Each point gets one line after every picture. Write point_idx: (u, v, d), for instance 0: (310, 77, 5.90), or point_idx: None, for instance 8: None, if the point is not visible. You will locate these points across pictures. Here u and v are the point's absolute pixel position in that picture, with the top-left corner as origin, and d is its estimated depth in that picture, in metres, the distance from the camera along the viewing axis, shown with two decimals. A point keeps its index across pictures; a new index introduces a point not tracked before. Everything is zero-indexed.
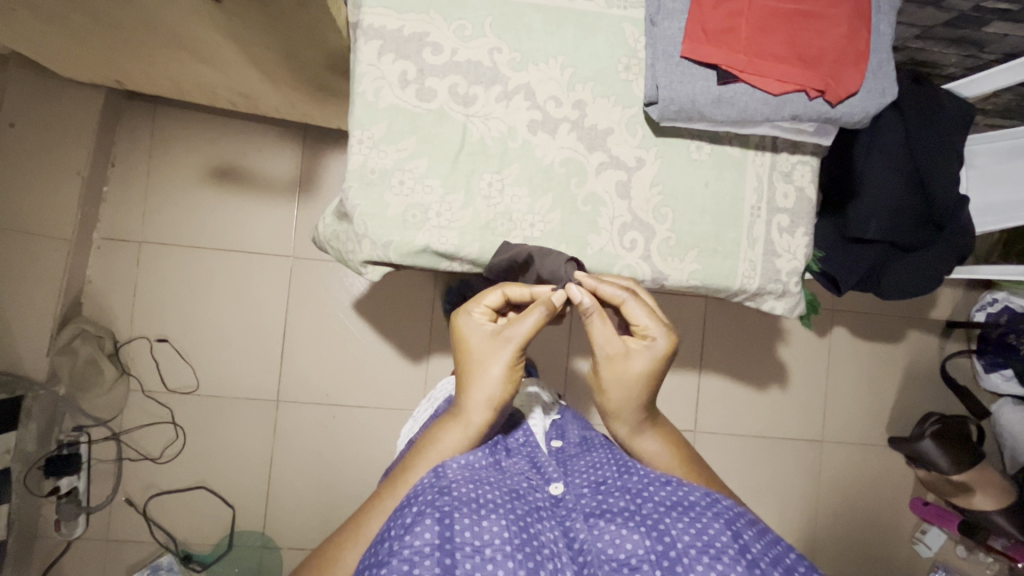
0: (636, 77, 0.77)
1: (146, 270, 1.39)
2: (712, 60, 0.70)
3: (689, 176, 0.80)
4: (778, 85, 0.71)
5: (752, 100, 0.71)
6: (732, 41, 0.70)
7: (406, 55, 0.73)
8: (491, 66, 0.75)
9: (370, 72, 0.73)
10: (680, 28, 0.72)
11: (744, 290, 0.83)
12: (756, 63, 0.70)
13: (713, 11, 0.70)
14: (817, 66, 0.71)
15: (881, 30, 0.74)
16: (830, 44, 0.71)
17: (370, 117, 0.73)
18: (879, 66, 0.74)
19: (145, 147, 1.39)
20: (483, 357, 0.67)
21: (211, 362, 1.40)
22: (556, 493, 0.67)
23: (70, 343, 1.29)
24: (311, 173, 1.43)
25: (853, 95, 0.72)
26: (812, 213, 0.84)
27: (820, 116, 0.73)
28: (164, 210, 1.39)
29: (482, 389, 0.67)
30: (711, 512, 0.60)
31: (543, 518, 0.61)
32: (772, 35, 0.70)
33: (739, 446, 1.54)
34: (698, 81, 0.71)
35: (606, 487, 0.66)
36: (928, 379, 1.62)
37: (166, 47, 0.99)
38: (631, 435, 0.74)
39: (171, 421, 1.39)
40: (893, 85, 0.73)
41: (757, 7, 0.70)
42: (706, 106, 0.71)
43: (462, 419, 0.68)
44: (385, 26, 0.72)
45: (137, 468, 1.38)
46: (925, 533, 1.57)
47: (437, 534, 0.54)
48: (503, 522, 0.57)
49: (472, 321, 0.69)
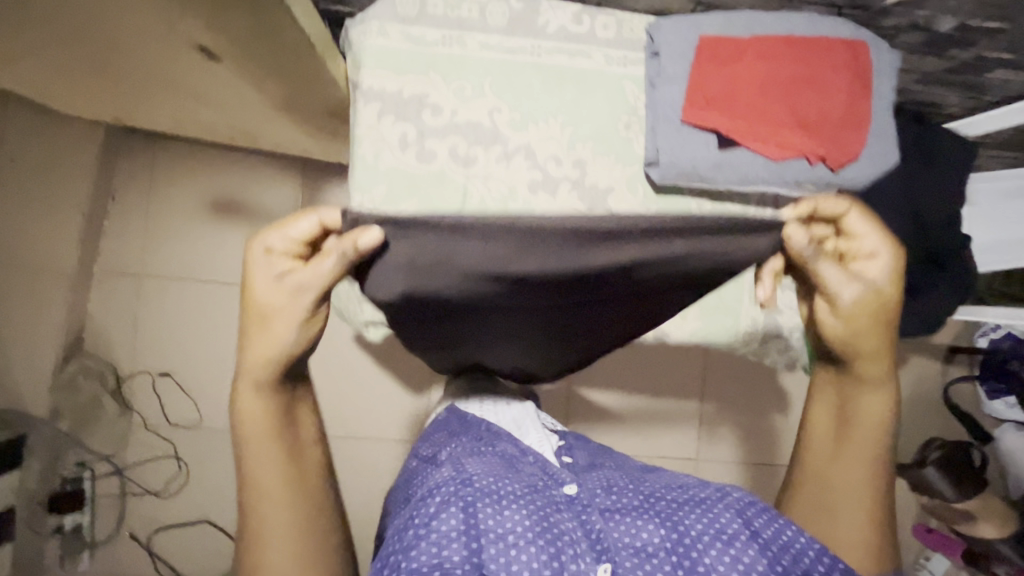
0: (636, 137, 0.79)
1: (145, 304, 1.39)
2: (713, 126, 0.74)
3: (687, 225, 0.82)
4: (778, 151, 0.76)
5: (754, 165, 0.76)
6: (733, 107, 0.74)
7: (405, 117, 0.74)
8: (492, 127, 0.76)
9: (370, 135, 0.73)
10: (683, 90, 0.75)
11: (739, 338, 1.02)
12: (756, 130, 0.75)
13: (715, 78, 0.74)
14: (816, 135, 0.76)
15: (883, 91, 0.78)
16: (829, 112, 0.76)
17: (370, 180, 0.73)
18: (878, 131, 0.79)
19: (146, 181, 1.39)
20: (286, 322, 0.61)
21: (212, 395, 1.40)
22: (571, 492, 0.61)
23: (73, 378, 1.33)
24: (311, 206, 1.42)
25: (853, 161, 0.78)
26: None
27: (821, 180, 0.78)
28: (162, 243, 1.39)
29: (266, 342, 0.61)
30: (720, 503, 0.59)
31: (562, 510, 0.58)
32: (772, 103, 0.75)
33: (745, 475, 1.53)
34: (700, 146, 0.75)
35: (618, 488, 0.62)
36: (930, 405, 1.62)
37: (167, 93, 0.98)
38: (870, 378, 0.66)
39: (174, 455, 1.39)
40: (892, 150, 0.79)
41: (758, 75, 0.74)
42: (707, 170, 0.76)
43: (265, 374, 0.62)
44: (384, 88, 0.73)
45: (141, 503, 1.37)
46: (928, 560, 1.57)
47: (462, 519, 0.53)
48: (525, 511, 0.55)
49: (262, 258, 0.61)
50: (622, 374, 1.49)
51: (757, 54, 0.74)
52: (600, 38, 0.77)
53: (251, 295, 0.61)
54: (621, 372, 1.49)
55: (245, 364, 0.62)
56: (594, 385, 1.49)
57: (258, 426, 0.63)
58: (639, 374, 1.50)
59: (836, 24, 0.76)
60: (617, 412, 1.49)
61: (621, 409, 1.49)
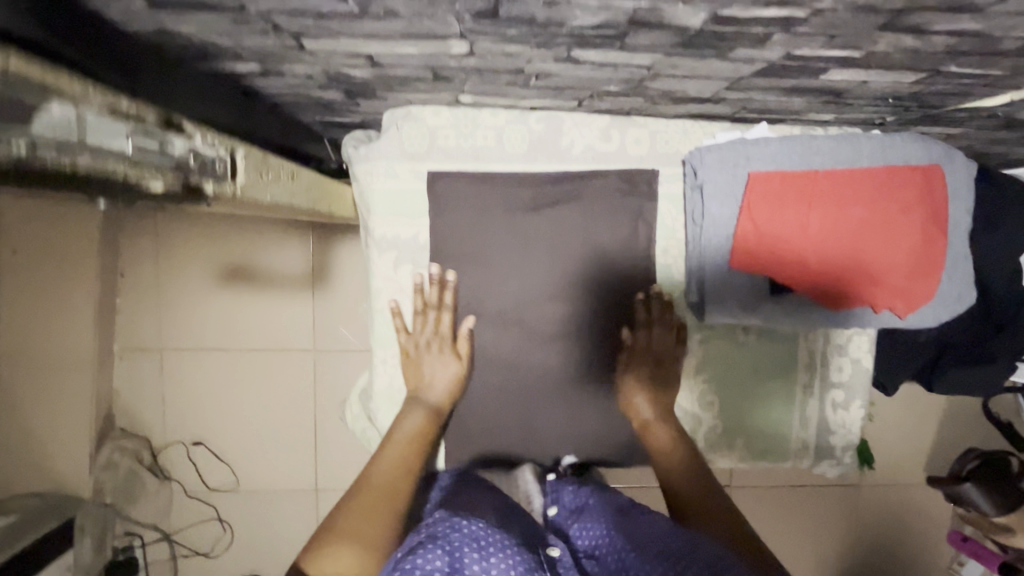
0: (674, 259, 0.88)
1: (170, 378, 1.38)
2: (760, 273, 0.73)
3: (735, 361, 0.87)
4: (839, 299, 0.74)
5: (809, 311, 0.75)
6: (786, 255, 0.73)
7: (420, 265, 0.86)
8: (501, 255, 0.85)
9: (388, 285, 0.86)
10: (729, 238, 0.73)
11: (797, 464, 0.90)
12: (812, 276, 0.73)
13: (767, 223, 0.72)
14: (882, 281, 0.73)
15: (958, 219, 0.74)
16: (898, 256, 0.72)
17: (391, 336, 0.88)
18: (954, 269, 0.74)
19: (154, 263, 1.36)
20: (444, 367, 0.84)
21: (245, 459, 1.41)
22: (554, 555, 0.68)
23: (110, 458, 1.35)
24: (323, 266, 1.38)
25: (926, 303, 0.75)
26: (867, 386, 0.89)
27: (886, 324, 0.76)
28: (180, 316, 1.37)
29: (436, 383, 0.83)
30: (693, 555, 0.62)
31: (544, 567, 0.64)
32: (837, 250, 0.72)
33: (773, 497, 1.54)
34: (745, 290, 0.75)
35: (602, 554, 0.69)
36: (969, 416, 1.57)
37: None
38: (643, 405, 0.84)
39: (217, 517, 1.41)
40: (971, 290, 0.75)
41: (816, 217, 0.72)
42: (759, 315, 0.76)
43: (427, 415, 0.81)
44: (398, 235, 0.85)
45: (191, 564, 1.41)
46: (963, 567, 1.56)
47: (447, 562, 0.61)
48: (510, 559, 0.63)
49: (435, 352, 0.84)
50: None
51: (819, 193, 0.72)
52: (631, 154, 0.85)
53: (424, 360, 0.84)
54: None
55: (397, 431, 0.79)
56: None
57: (390, 455, 0.76)
58: None
59: (919, 139, 0.72)
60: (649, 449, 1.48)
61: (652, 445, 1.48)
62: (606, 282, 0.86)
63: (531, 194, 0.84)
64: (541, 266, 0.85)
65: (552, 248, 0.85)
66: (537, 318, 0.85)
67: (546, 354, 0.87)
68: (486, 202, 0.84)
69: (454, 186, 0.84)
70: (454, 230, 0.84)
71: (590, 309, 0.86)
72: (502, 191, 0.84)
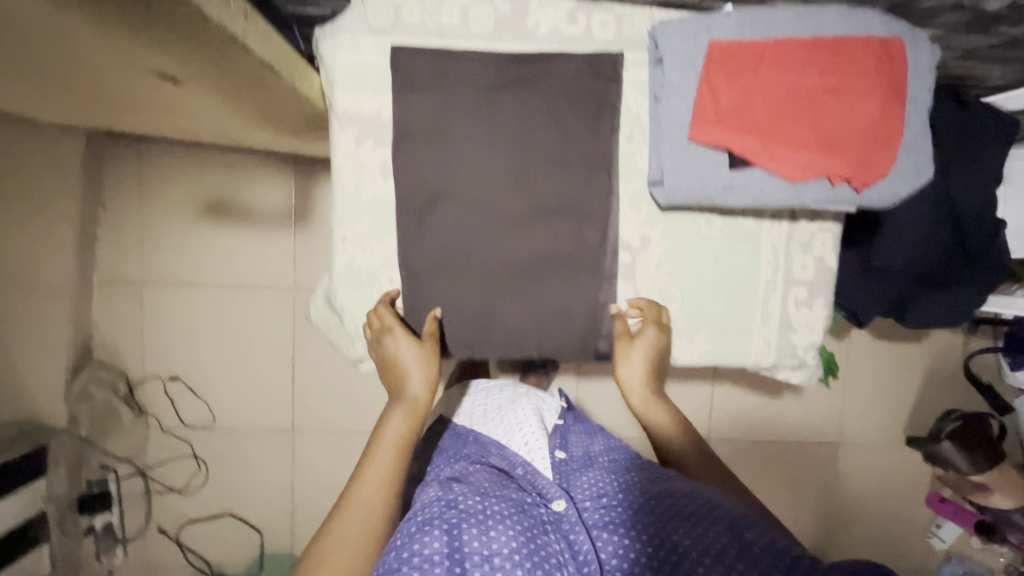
0: (638, 148, 0.79)
1: (150, 312, 1.38)
2: (722, 143, 0.69)
3: (699, 254, 0.82)
4: (800, 172, 0.69)
5: (769, 187, 0.71)
6: (749, 121, 0.68)
7: (383, 141, 0.77)
8: (458, 131, 0.76)
9: (348, 162, 0.77)
10: (687, 106, 0.70)
11: (757, 364, 0.88)
12: (773, 146, 0.69)
13: (725, 91, 0.68)
14: (843, 149, 0.69)
15: (916, 96, 0.71)
16: (861, 124, 0.69)
17: (352, 214, 0.78)
18: (913, 143, 0.72)
19: (136, 192, 1.36)
20: (422, 363, 0.79)
21: (222, 397, 1.41)
22: (558, 509, 0.75)
23: (85, 387, 1.35)
24: (304, 204, 1.37)
25: (883, 177, 0.71)
26: (831, 283, 0.86)
27: (846, 201, 0.72)
28: (159, 248, 1.37)
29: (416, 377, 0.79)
30: (708, 517, 0.72)
31: (548, 531, 0.71)
32: (798, 119, 0.68)
33: (751, 451, 1.54)
34: (708, 166, 0.70)
35: (607, 500, 0.77)
36: (951, 378, 1.57)
37: (134, 105, 0.94)
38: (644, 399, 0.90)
39: (192, 455, 1.42)
40: (927, 166, 0.73)
41: (777, 82, 0.68)
42: (716, 192, 0.72)
43: (411, 415, 0.77)
44: (361, 110, 0.76)
45: (166, 500, 1.42)
46: (939, 528, 1.56)
47: (445, 543, 0.64)
48: (512, 532, 0.67)
49: (404, 344, 0.79)
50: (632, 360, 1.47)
51: (776, 57, 0.68)
52: (597, 38, 0.77)
53: (395, 355, 0.79)
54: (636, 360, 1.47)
55: (382, 435, 0.75)
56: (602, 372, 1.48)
57: (382, 462, 0.73)
58: None
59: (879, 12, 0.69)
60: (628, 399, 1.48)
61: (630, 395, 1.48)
62: (576, 168, 0.78)
63: (493, 63, 0.75)
64: (501, 143, 0.76)
65: (517, 123, 0.76)
66: (498, 203, 0.77)
67: (510, 243, 0.78)
68: (441, 71, 0.75)
69: (409, 53, 0.75)
70: (409, 102, 0.75)
71: (559, 194, 0.78)
72: (458, 64, 0.75)
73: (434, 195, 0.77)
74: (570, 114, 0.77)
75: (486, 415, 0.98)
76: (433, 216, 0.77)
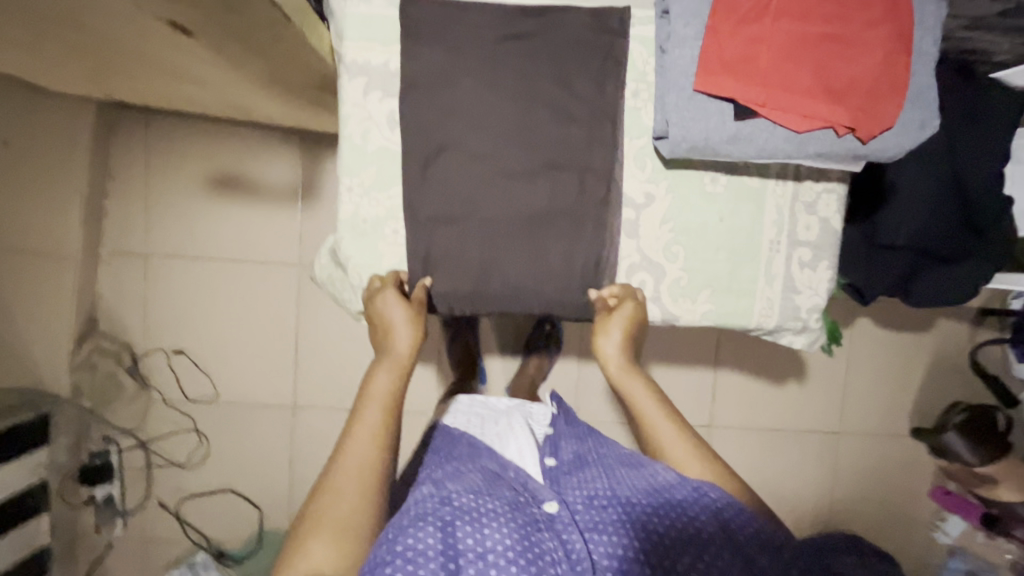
0: (644, 103, 0.80)
1: (155, 283, 1.39)
2: (728, 93, 0.69)
3: (703, 212, 0.83)
4: (803, 122, 0.70)
5: (773, 137, 0.71)
6: (752, 71, 0.69)
7: (392, 93, 0.79)
8: (473, 87, 0.77)
9: (356, 113, 0.79)
10: (694, 57, 0.70)
11: (761, 327, 0.88)
12: (777, 96, 0.69)
13: (730, 41, 0.69)
14: (847, 100, 0.69)
15: (924, 49, 0.71)
16: (864, 74, 0.69)
17: (359, 164, 0.80)
18: (919, 96, 0.72)
19: (143, 162, 1.37)
20: (407, 321, 0.78)
21: (224, 371, 1.41)
22: (551, 511, 0.67)
23: (89, 358, 1.36)
24: (311, 179, 1.38)
25: (889, 129, 0.71)
26: (834, 245, 0.87)
27: (849, 152, 0.72)
28: (166, 219, 1.38)
29: (400, 337, 0.77)
30: (697, 504, 0.66)
31: (541, 530, 0.63)
32: (800, 68, 0.69)
33: (753, 439, 1.53)
34: (714, 117, 0.71)
35: (600, 500, 0.68)
36: (956, 369, 1.56)
37: (145, 67, 0.95)
38: (622, 380, 0.83)
39: (194, 428, 1.42)
40: (933, 118, 0.72)
41: (782, 33, 0.69)
42: (721, 143, 0.72)
43: (396, 375, 0.74)
44: (370, 61, 0.78)
45: (166, 473, 1.43)
46: (944, 522, 1.54)
47: (440, 539, 0.58)
48: (506, 531, 0.60)
49: (392, 303, 0.78)
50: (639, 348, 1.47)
51: (782, 8, 0.69)
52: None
53: (382, 313, 0.78)
54: None
55: (368, 393, 0.72)
56: None
57: (369, 426, 0.69)
58: (652, 344, 1.47)
59: None
60: None
61: None
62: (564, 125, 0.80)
63: (500, 20, 0.77)
64: (508, 97, 0.78)
65: (524, 79, 0.78)
66: (504, 154, 0.79)
67: (514, 195, 0.79)
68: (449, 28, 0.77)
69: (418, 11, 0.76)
70: (420, 55, 0.77)
71: (562, 147, 0.79)
72: (464, 15, 0.77)
73: (438, 143, 0.78)
74: (578, 72, 0.78)
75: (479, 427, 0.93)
76: (440, 166, 0.79)
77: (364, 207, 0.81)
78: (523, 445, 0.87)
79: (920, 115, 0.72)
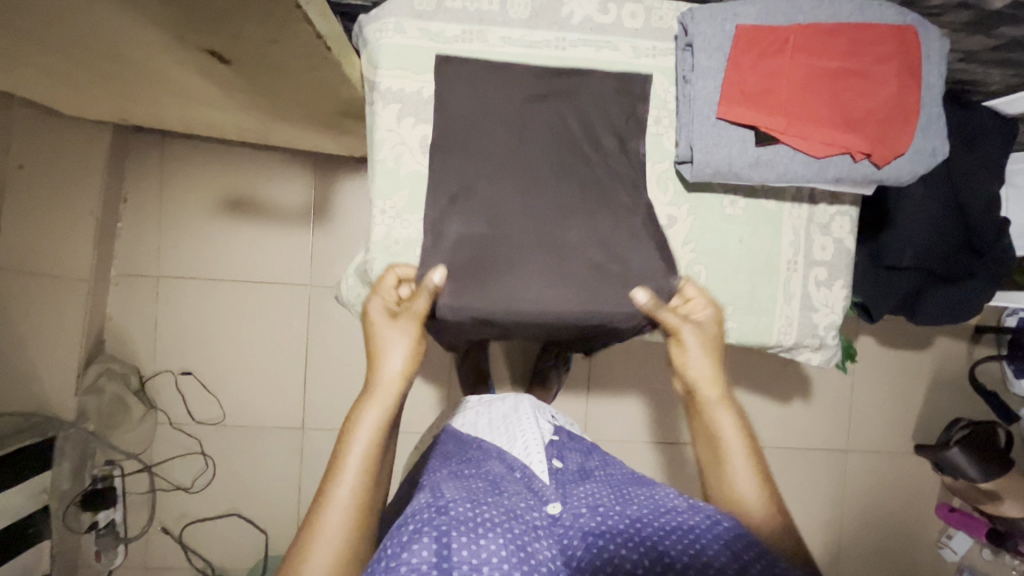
0: (665, 130, 0.85)
1: (165, 305, 1.39)
2: (751, 122, 0.73)
3: (722, 233, 0.86)
4: (822, 148, 0.74)
5: (793, 162, 0.75)
6: (773, 101, 0.73)
7: (426, 119, 0.82)
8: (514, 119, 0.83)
9: (390, 138, 0.81)
10: (716, 87, 0.74)
11: (781, 344, 0.90)
12: (797, 124, 0.73)
13: (751, 72, 0.73)
14: (863, 127, 0.73)
15: (931, 81, 0.76)
16: (877, 104, 0.73)
17: (392, 187, 0.82)
18: (928, 123, 0.76)
19: (157, 183, 1.38)
20: (402, 339, 0.67)
21: (232, 393, 1.40)
22: (553, 513, 0.65)
23: (96, 382, 1.31)
24: (323, 200, 1.40)
25: (902, 155, 0.75)
26: (848, 264, 0.90)
27: (865, 177, 0.76)
28: (178, 240, 1.39)
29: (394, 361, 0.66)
30: (710, 533, 0.60)
31: (541, 537, 0.61)
32: (817, 97, 0.73)
33: None
34: (735, 143, 0.75)
35: (605, 509, 0.65)
36: (955, 386, 1.59)
37: (169, 93, 0.97)
38: (714, 400, 0.72)
39: (201, 451, 1.40)
40: (943, 145, 0.77)
41: (800, 66, 0.73)
42: (743, 168, 0.75)
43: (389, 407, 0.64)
44: (404, 89, 0.81)
45: (170, 498, 1.40)
46: (951, 539, 1.55)
47: (434, 551, 0.55)
48: (501, 540, 0.57)
49: (390, 316, 0.70)
50: (646, 365, 1.48)
51: (799, 44, 0.73)
52: (627, 28, 0.83)
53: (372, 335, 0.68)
54: (645, 362, 1.48)
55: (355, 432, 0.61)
56: (614, 373, 1.48)
57: (354, 478, 0.59)
58: (661, 363, 1.49)
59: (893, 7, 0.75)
60: (639, 400, 1.48)
61: (643, 398, 1.48)
62: (576, 182, 0.83)
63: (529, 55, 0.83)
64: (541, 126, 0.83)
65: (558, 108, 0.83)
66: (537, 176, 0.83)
67: (539, 213, 0.82)
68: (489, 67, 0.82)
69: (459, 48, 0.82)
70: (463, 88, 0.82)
71: (586, 170, 0.84)
72: (502, 52, 0.82)
73: (468, 171, 0.82)
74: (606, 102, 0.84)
75: (490, 424, 0.89)
76: (474, 188, 0.82)
77: (395, 227, 0.82)
78: (529, 436, 0.81)
79: (927, 141, 0.76)
